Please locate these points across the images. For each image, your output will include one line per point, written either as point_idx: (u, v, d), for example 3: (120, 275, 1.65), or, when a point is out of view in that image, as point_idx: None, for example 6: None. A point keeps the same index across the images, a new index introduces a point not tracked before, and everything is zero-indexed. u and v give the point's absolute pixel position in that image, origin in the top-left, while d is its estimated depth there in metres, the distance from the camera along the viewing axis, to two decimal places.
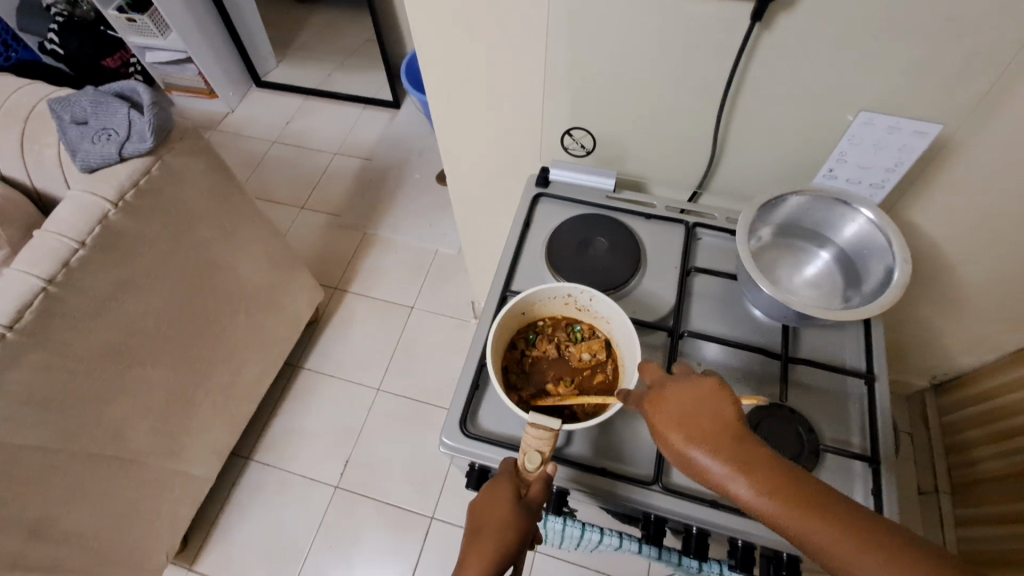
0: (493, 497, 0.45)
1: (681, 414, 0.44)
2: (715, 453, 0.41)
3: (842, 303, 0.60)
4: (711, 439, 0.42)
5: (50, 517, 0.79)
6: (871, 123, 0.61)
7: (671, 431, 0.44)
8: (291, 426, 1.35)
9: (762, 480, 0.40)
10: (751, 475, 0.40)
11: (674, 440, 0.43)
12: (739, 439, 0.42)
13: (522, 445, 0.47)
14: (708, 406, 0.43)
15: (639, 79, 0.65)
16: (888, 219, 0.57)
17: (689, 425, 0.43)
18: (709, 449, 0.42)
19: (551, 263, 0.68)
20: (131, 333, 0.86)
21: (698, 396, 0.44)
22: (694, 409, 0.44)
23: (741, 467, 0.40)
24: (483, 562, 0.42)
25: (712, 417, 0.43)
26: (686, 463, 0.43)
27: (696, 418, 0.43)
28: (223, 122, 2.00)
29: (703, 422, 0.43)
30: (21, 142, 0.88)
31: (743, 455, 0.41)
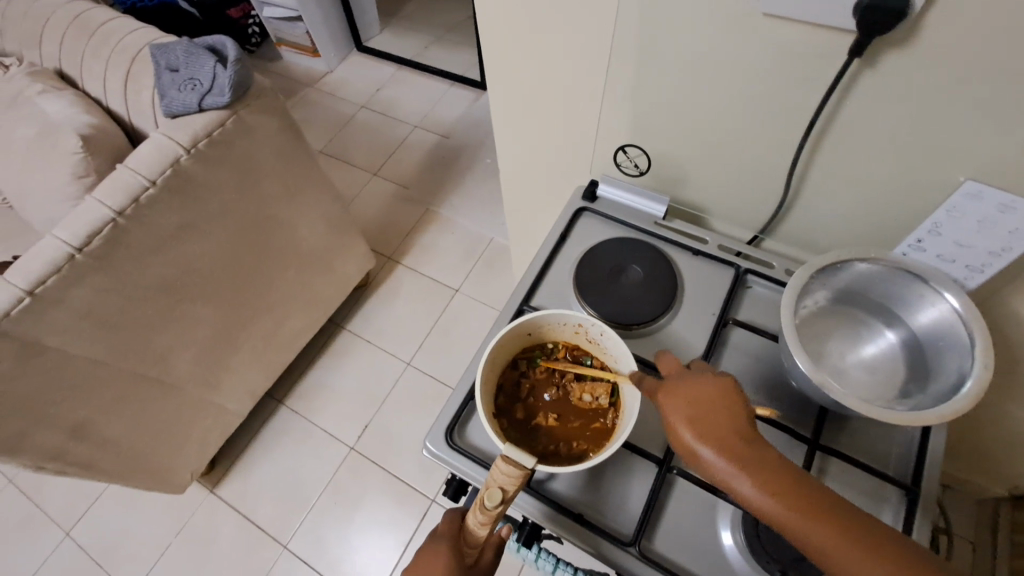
0: (429, 564, 0.42)
1: (693, 410, 0.42)
2: (727, 453, 0.39)
3: (897, 396, 0.52)
4: (725, 438, 0.40)
5: (92, 422, 0.88)
6: (981, 196, 0.50)
7: (682, 427, 0.42)
8: (323, 381, 1.41)
9: (776, 484, 0.38)
10: (766, 478, 0.38)
11: (684, 435, 0.41)
12: (754, 441, 0.40)
13: (472, 504, 0.43)
14: (722, 406, 0.42)
15: (709, 103, 0.58)
16: (976, 311, 0.47)
17: (701, 422, 0.41)
18: (722, 448, 0.40)
19: (579, 284, 0.64)
20: (186, 271, 0.92)
21: (713, 394, 0.43)
22: (708, 406, 0.42)
23: (756, 468, 0.39)
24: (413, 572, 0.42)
25: (726, 416, 0.41)
26: (694, 461, 0.41)
27: (710, 416, 0.42)
28: (321, 80, 2.09)
29: (717, 421, 0.41)
30: (124, 80, 0.96)
31: (757, 457, 0.39)
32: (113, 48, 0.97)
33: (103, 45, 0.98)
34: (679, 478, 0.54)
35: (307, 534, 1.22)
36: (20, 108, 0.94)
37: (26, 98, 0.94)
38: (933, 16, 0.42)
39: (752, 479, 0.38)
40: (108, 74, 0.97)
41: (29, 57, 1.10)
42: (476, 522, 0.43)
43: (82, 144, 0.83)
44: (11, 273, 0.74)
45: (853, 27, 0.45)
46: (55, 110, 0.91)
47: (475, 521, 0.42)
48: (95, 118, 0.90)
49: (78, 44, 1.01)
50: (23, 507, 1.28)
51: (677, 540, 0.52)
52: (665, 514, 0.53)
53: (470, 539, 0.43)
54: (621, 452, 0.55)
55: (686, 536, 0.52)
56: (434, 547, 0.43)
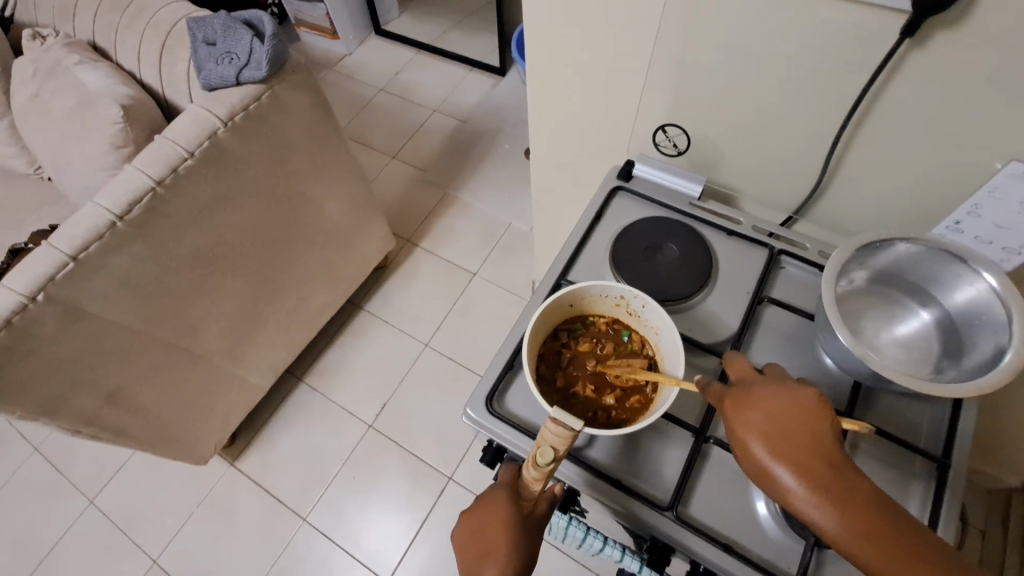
0: (489, 511, 0.44)
1: (771, 429, 0.40)
2: (806, 477, 0.38)
3: (931, 373, 0.53)
4: (803, 460, 0.38)
5: (126, 388, 0.90)
6: (1023, 177, 0.51)
7: (757, 445, 0.40)
8: (342, 360, 1.43)
9: (852, 511, 0.37)
10: (845, 507, 0.37)
11: (758, 450, 0.40)
12: (838, 466, 0.38)
13: (527, 458, 0.45)
14: (805, 427, 0.40)
15: (752, 84, 0.59)
16: (1014, 289, 0.48)
17: (776, 440, 0.40)
18: (800, 470, 0.38)
19: (615, 260, 0.66)
20: (218, 243, 0.93)
21: (796, 411, 0.40)
22: (787, 426, 0.40)
23: (837, 496, 0.37)
24: (473, 522, 0.44)
25: (805, 437, 0.39)
26: (765, 479, 0.40)
27: (789, 435, 0.40)
28: (340, 63, 2.09)
29: (797, 439, 0.39)
30: (160, 53, 0.97)
31: (837, 481, 0.38)
32: (149, 21, 0.98)
33: (137, 18, 0.99)
34: (713, 448, 0.56)
35: (326, 507, 1.24)
36: (57, 78, 0.96)
37: (63, 68, 0.95)
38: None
39: (824, 503, 0.37)
40: (143, 47, 0.98)
41: (63, 29, 1.11)
42: (530, 477, 0.44)
43: (122, 114, 0.85)
44: (56, 238, 0.76)
45: (906, 6, 0.45)
46: (93, 80, 0.92)
47: (530, 476, 0.44)
48: (132, 90, 0.91)
49: (112, 16, 1.02)
50: (49, 473, 1.31)
51: (712, 506, 0.53)
52: (700, 482, 0.54)
53: (526, 493, 0.45)
54: (657, 422, 0.57)
55: (721, 503, 0.53)
56: (492, 495, 0.46)
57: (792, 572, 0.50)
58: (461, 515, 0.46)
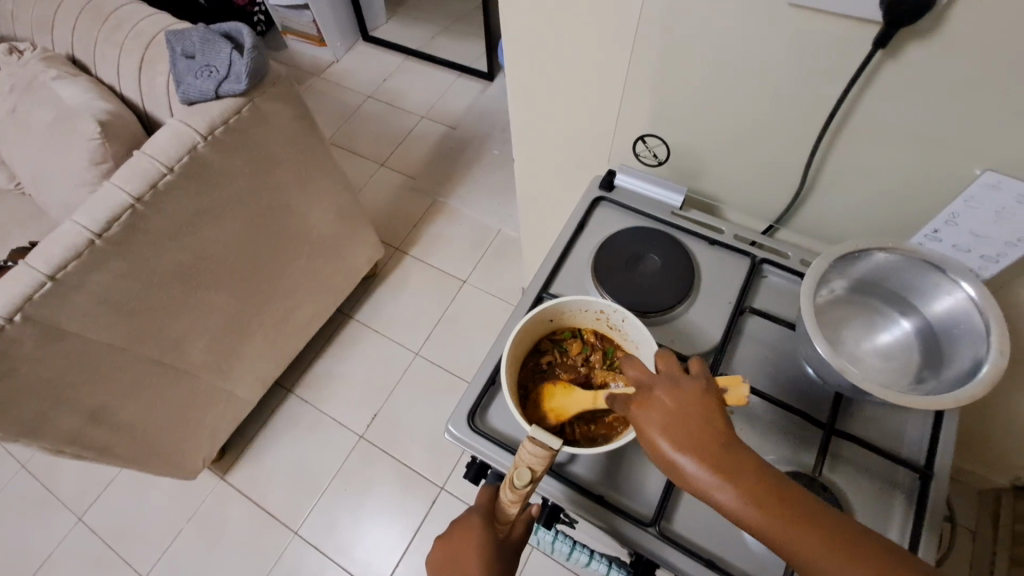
0: (464, 536, 0.44)
1: (669, 421, 0.40)
2: (704, 462, 0.38)
3: (912, 382, 0.53)
4: (701, 446, 0.38)
5: (109, 406, 0.89)
6: (998, 187, 0.51)
7: (659, 437, 0.40)
8: (332, 370, 1.43)
9: (755, 492, 0.36)
10: (747, 487, 0.36)
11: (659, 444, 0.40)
12: (735, 448, 0.38)
13: (503, 482, 0.44)
14: (697, 413, 0.40)
15: (730, 95, 0.59)
16: (991, 299, 0.48)
17: (676, 431, 0.39)
18: (698, 458, 0.38)
19: (597, 272, 0.65)
20: (201, 257, 0.92)
21: (688, 401, 0.41)
22: (682, 415, 0.40)
23: (737, 477, 0.37)
24: (448, 547, 0.44)
25: (701, 423, 0.39)
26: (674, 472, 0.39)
27: (685, 425, 0.39)
28: (327, 70, 2.09)
29: (692, 428, 0.39)
30: (139, 66, 0.96)
31: (734, 463, 0.37)
32: (128, 34, 0.97)
33: (116, 31, 0.98)
34: None
35: (317, 519, 1.23)
36: (34, 92, 0.94)
37: (41, 83, 0.94)
38: (959, 10, 0.42)
39: (727, 485, 0.36)
40: (122, 60, 0.98)
41: (42, 42, 1.10)
42: (506, 499, 0.44)
43: (100, 130, 0.84)
44: (33, 257, 0.75)
45: (878, 18, 0.45)
46: (71, 95, 0.91)
47: (505, 498, 0.44)
48: (111, 104, 0.90)
49: (91, 29, 1.01)
50: (36, 490, 1.30)
51: (696, 521, 0.53)
52: (683, 496, 0.54)
53: (502, 516, 0.44)
54: (640, 435, 0.56)
55: (704, 518, 0.53)
56: (468, 519, 0.45)
57: None
58: (437, 538, 0.46)
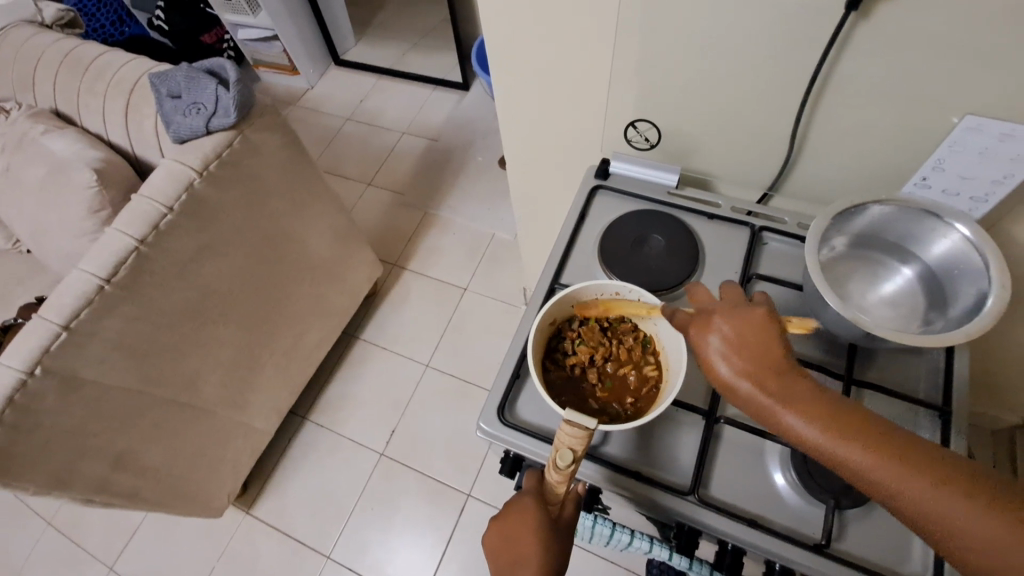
0: (518, 515, 0.46)
1: (728, 343, 0.42)
2: (767, 391, 0.39)
3: (921, 326, 0.55)
4: (760, 371, 0.40)
5: (133, 452, 0.89)
6: (979, 129, 0.54)
7: (720, 363, 0.41)
8: (344, 392, 1.43)
9: (822, 415, 0.38)
10: (805, 407, 0.38)
11: (723, 371, 0.41)
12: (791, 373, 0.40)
13: (548, 459, 0.45)
14: (758, 333, 0.41)
15: (712, 72, 0.61)
16: (986, 235, 0.51)
17: (736, 355, 0.41)
18: (761, 386, 0.40)
19: (604, 258, 0.67)
20: (207, 293, 0.93)
21: (751, 324, 0.42)
22: (744, 338, 0.41)
23: (800, 403, 0.38)
24: (506, 530, 0.46)
25: (770, 350, 0.40)
26: (733, 396, 0.41)
27: (747, 346, 0.41)
28: (303, 98, 2.10)
29: (758, 355, 0.40)
30: (125, 112, 0.96)
31: (797, 391, 0.39)
32: (110, 81, 0.98)
33: (98, 81, 0.99)
34: (725, 427, 0.57)
35: (348, 542, 1.23)
36: (25, 149, 0.95)
37: (30, 139, 0.95)
38: None
39: (789, 408, 0.38)
40: (107, 107, 0.98)
41: (23, 100, 1.10)
42: (554, 480, 0.45)
43: (96, 178, 0.85)
44: (45, 310, 0.76)
45: None
46: (61, 147, 0.91)
47: (552, 478, 0.45)
48: (102, 152, 0.90)
49: (72, 81, 1.02)
50: (62, 547, 1.28)
51: (732, 484, 0.54)
52: (717, 463, 0.55)
53: (552, 497, 0.46)
54: (667, 410, 0.58)
55: (741, 480, 0.54)
56: (520, 502, 0.47)
57: (818, 537, 0.51)
58: (491, 521, 0.47)
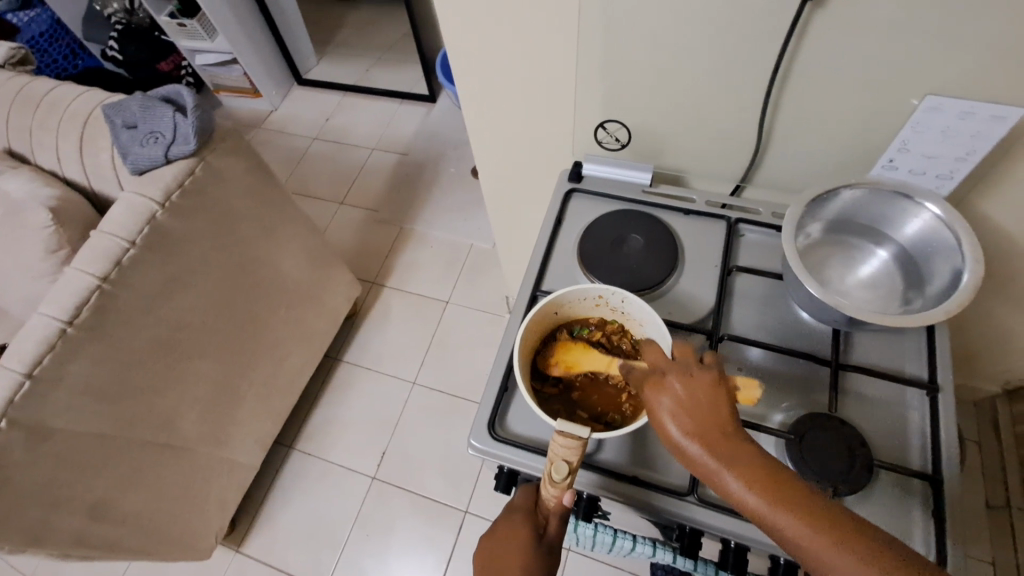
0: (507, 529, 0.45)
1: (679, 404, 0.42)
2: (713, 453, 0.39)
3: (901, 306, 0.56)
4: (710, 434, 0.40)
5: (111, 500, 0.85)
6: (940, 109, 0.55)
7: (669, 421, 0.42)
8: (330, 417, 1.39)
9: (762, 483, 0.38)
10: (747, 475, 0.38)
11: (670, 430, 0.41)
12: (736, 437, 0.40)
13: (543, 470, 0.44)
14: (709, 397, 0.41)
15: (676, 69, 0.61)
16: (956, 213, 0.52)
17: (685, 415, 0.41)
18: (708, 446, 0.40)
19: (585, 261, 0.66)
20: (178, 327, 0.90)
21: (701, 384, 0.42)
22: (693, 400, 0.41)
23: (742, 467, 0.39)
24: (494, 546, 0.44)
25: (716, 413, 0.41)
26: (679, 454, 0.41)
27: (695, 408, 0.41)
28: (267, 120, 2.07)
29: (706, 418, 0.41)
30: (80, 146, 0.93)
31: (740, 455, 0.39)
32: (62, 116, 0.94)
33: (49, 116, 0.95)
34: None
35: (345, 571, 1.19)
36: None
37: None
38: None
39: (733, 474, 0.38)
40: (61, 143, 0.95)
41: None
42: (549, 494, 0.44)
43: (52, 217, 0.81)
44: (6, 359, 0.73)
45: None
46: (14, 187, 0.88)
47: (548, 493, 0.44)
48: (58, 189, 0.87)
49: (23, 118, 0.98)
50: None
51: None
52: None
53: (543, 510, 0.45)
54: None
55: None
56: (513, 518, 0.46)
57: None
58: (481, 538, 0.46)
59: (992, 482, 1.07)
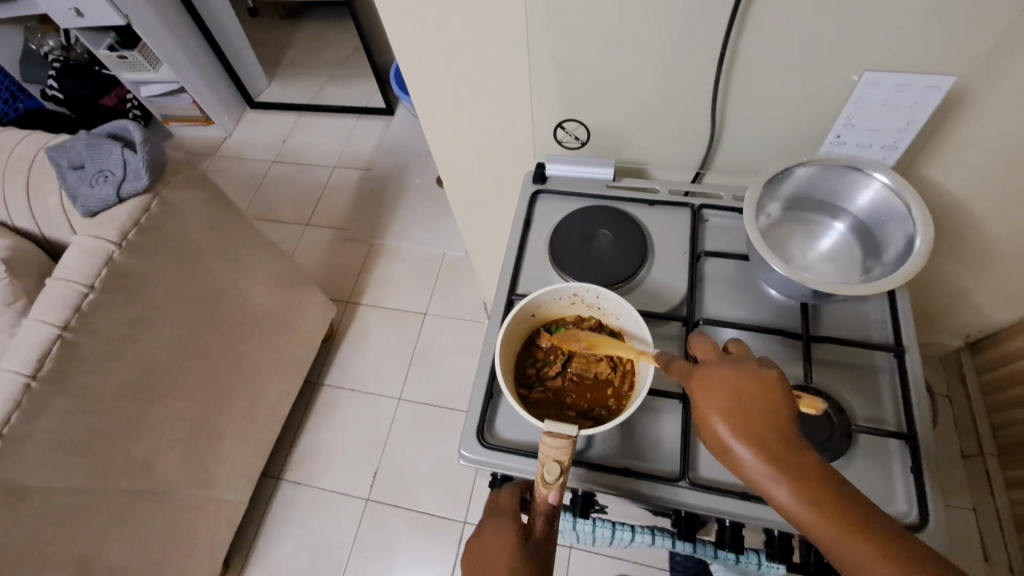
0: (495, 527, 0.45)
1: (731, 405, 0.41)
2: (765, 457, 0.38)
3: (862, 275, 0.58)
4: (762, 436, 0.39)
5: (95, 555, 0.81)
6: (878, 84, 0.58)
7: (719, 421, 0.41)
8: (317, 443, 1.36)
9: (813, 491, 0.37)
10: (799, 482, 0.37)
11: (719, 430, 0.40)
12: (791, 442, 0.39)
13: (535, 473, 0.44)
14: (764, 400, 0.40)
15: (628, 65, 0.63)
16: (904, 182, 0.54)
17: (738, 417, 0.40)
18: (759, 449, 0.39)
19: (556, 260, 0.67)
20: (150, 369, 0.87)
21: (755, 386, 0.41)
22: (748, 402, 0.40)
23: (795, 474, 0.38)
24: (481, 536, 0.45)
25: (771, 415, 0.40)
26: (726, 454, 0.40)
27: (748, 410, 0.40)
28: (222, 147, 2.02)
29: (759, 420, 0.40)
30: (26, 192, 0.89)
31: (793, 462, 0.38)
32: (3, 162, 0.91)
33: None
34: None
35: None
36: None
37: None
38: None
39: (784, 479, 0.37)
40: (5, 191, 0.91)
41: None
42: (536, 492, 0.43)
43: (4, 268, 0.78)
44: None
45: None
46: None
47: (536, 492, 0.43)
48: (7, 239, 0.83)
49: None
50: None
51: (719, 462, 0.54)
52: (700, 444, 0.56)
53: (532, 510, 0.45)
54: (646, 400, 0.58)
55: None
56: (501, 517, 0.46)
57: None
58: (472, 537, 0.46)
59: (965, 432, 1.12)
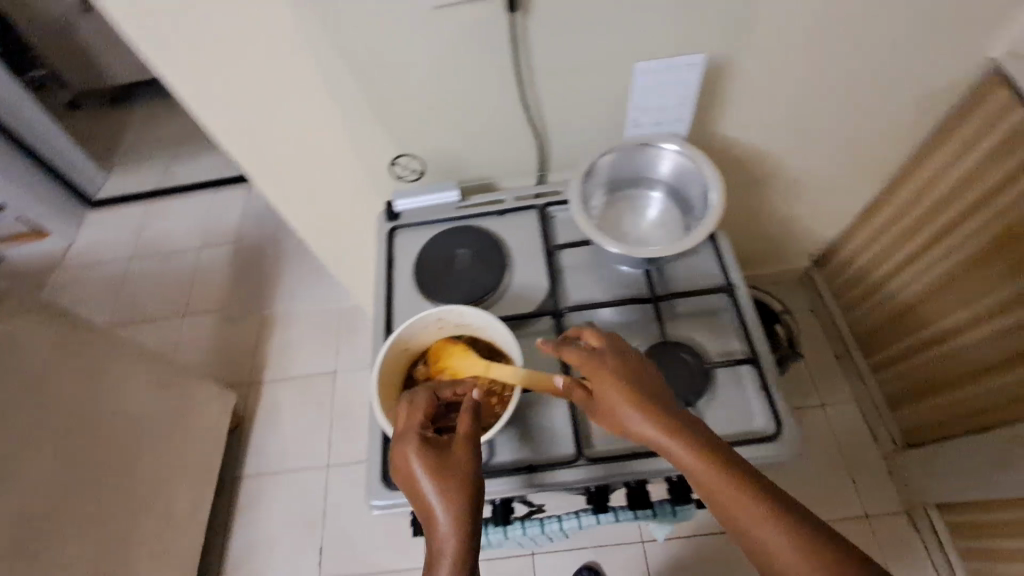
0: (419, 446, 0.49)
1: (611, 368, 0.49)
2: (636, 400, 0.46)
3: (682, 234, 0.66)
4: (633, 388, 0.47)
5: None
6: (650, 69, 0.66)
7: (599, 377, 0.48)
8: (248, 539, 1.27)
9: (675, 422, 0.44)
10: (662, 420, 0.44)
11: (601, 386, 0.48)
12: (657, 395, 0.47)
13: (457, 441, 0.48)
14: (632, 366, 0.49)
15: (437, 97, 0.67)
16: (693, 147, 0.63)
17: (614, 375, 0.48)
18: (631, 395, 0.46)
19: (422, 290, 0.68)
20: (22, 522, 0.77)
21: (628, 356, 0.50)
22: (622, 366, 0.49)
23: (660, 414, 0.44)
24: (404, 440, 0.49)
25: (639, 375, 0.48)
26: (606, 408, 0.48)
27: (623, 371, 0.48)
28: (67, 256, 1.82)
29: (632, 378, 0.48)
30: None
31: (656, 406, 0.45)
32: None
33: None
34: None
35: None
36: None
37: None
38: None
39: (648, 416, 0.44)
40: None
41: None
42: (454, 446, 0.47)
43: None
44: None
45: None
46: None
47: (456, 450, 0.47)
48: None
49: None
50: None
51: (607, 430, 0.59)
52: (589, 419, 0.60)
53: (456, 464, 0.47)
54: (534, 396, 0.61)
55: None
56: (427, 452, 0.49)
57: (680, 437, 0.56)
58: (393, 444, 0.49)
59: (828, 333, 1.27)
